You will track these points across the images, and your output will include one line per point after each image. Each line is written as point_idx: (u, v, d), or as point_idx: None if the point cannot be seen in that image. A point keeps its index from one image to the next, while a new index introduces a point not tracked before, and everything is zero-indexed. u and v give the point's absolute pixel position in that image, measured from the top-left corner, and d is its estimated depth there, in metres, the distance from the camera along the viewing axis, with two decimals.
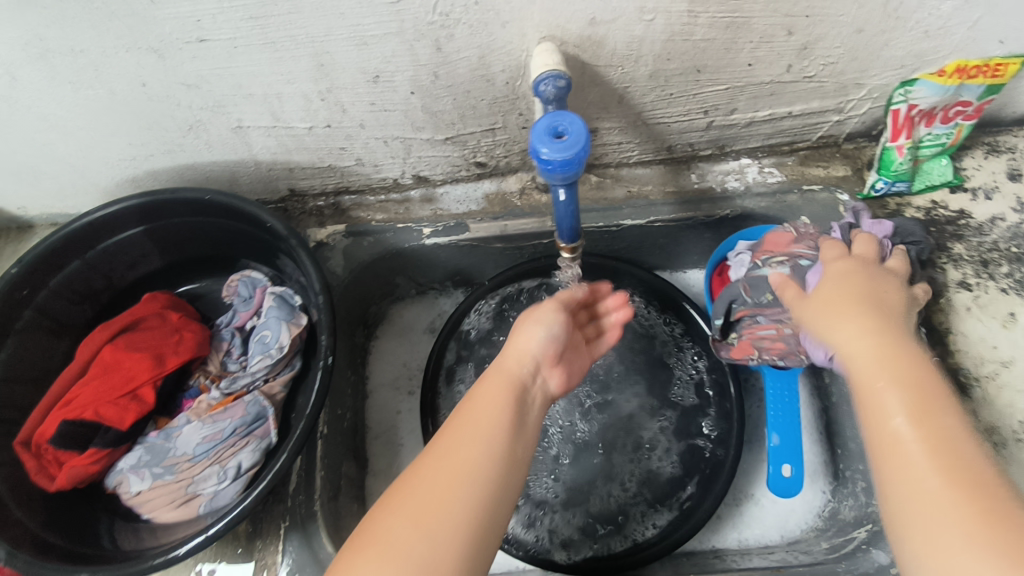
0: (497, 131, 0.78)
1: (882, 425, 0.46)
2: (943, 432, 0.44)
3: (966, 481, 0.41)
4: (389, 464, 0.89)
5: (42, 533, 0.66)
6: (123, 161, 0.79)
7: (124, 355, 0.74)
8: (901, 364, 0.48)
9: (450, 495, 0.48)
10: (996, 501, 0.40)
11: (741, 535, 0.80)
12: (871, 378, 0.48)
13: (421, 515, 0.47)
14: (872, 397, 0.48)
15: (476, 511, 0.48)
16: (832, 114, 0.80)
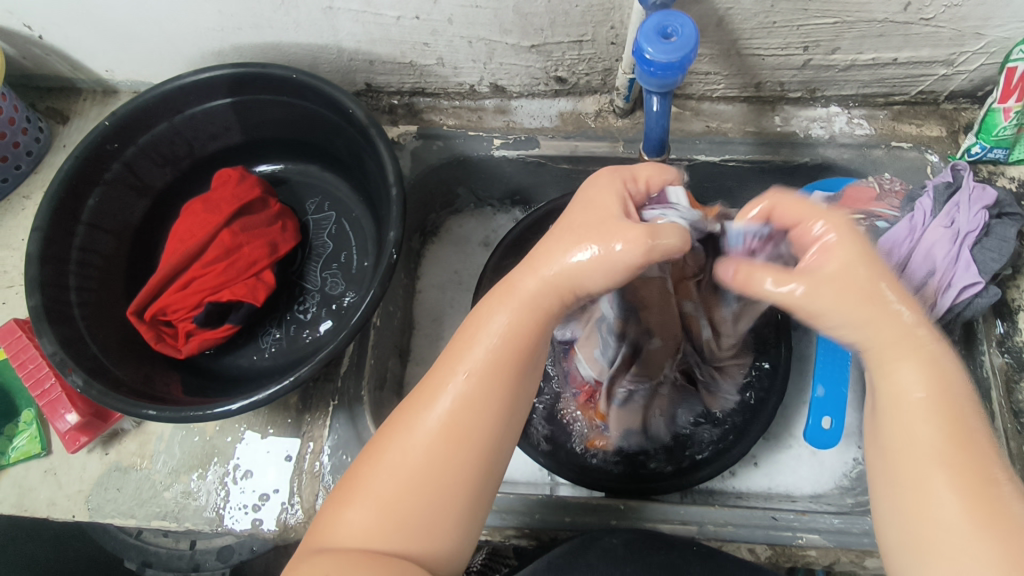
0: (585, 44, 0.75)
1: (896, 411, 0.47)
2: (940, 382, 0.47)
3: (983, 506, 0.42)
4: (432, 351, 0.91)
5: (112, 367, 0.67)
6: (211, 32, 0.78)
7: (239, 239, 0.73)
8: (929, 391, 0.47)
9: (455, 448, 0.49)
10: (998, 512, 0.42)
11: (775, 483, 0.80)
12: (898, 373, 0.47)
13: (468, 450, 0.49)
14: (891, 417, 0.47)
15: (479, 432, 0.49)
16: (939, 68, 0.75)
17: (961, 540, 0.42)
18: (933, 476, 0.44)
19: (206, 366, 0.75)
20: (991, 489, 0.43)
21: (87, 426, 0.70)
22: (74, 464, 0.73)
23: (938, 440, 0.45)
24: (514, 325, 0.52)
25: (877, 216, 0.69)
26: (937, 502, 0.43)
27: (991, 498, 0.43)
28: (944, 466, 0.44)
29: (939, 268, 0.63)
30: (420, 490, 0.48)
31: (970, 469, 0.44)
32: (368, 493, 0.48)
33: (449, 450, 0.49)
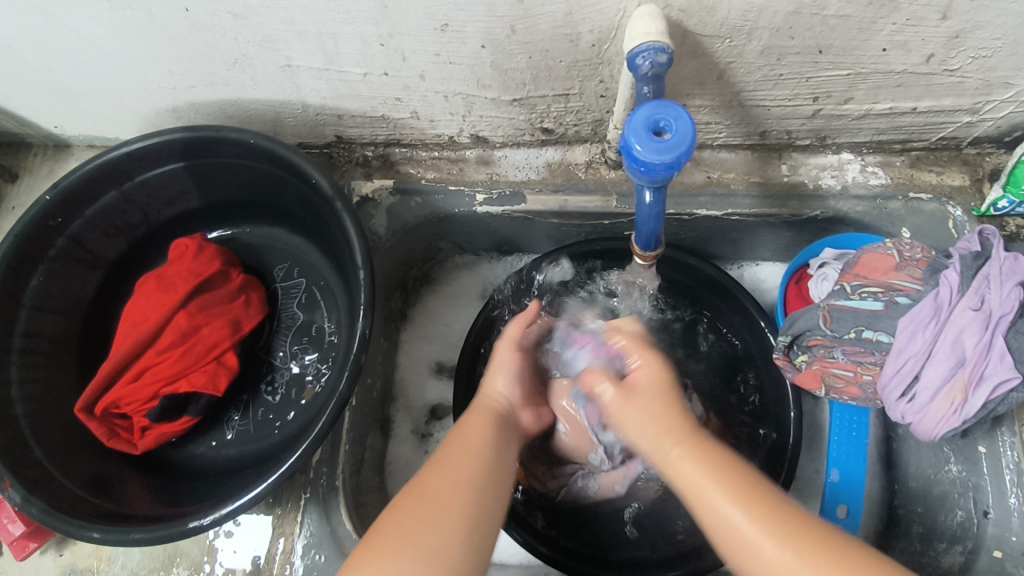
0: (572, 97, 0.68)
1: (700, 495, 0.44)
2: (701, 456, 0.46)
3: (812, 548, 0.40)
4: (416, 419, 0.85)
5: (58, 474, 0.61)
6: (163, 89, 0.71)
7: (196, 322, 0.66)
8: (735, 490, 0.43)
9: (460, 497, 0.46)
10: (802, 530, 0.41)
11: None
12: (666, 445, 0.47)
13: (471, 501, 0.46)
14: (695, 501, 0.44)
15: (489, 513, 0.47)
16: (964, 115, 0.68)
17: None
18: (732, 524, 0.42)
19: (167, 457, 0.69)
20: (781, 510, 0.42)
21: (35, 534, 0.65)
22: (26, 568, 0.68)
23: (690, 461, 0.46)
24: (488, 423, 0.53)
25: (897, 291, 0.61)
26: (755, 542, 0.41)
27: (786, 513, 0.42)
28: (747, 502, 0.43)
29: (969, 358, 0.57)
30: (430, 531, 0.44)
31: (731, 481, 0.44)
32: (386, 543, 0.44)
33: (458, 486, 0.47)
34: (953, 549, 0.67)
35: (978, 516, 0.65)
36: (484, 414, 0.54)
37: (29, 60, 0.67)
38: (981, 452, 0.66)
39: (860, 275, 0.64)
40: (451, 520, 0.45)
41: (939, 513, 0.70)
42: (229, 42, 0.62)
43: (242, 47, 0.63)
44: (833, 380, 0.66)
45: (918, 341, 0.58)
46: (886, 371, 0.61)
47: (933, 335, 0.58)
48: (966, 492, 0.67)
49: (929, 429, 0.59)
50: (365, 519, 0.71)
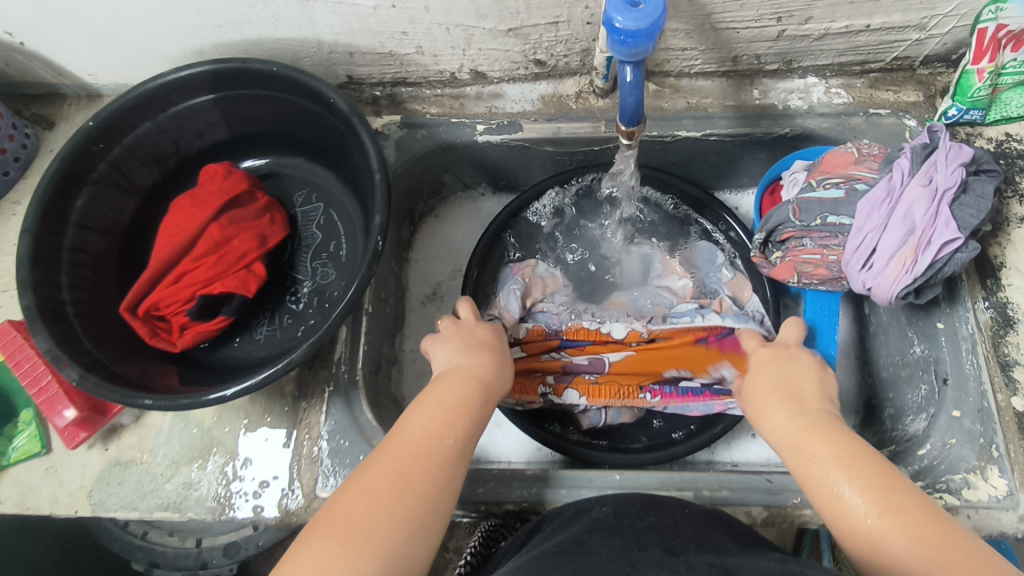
0: (561, 25, 0.76)
1: (837, 506, 0.50)
2: (845, 459, 0.52)
3: (906, 517, 0.47)
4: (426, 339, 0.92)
5: (108, 362, 0.68)
6: (192, 30, 0.79)
7: (228, 233, 0.73)
8: (866, 486, 0.50)
9: (387, 513, 0.49)
10: (907, 514, 0.47)
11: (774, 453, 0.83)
12: (803, 449, 0.55)
13: (420, 492, 0.52)
14: (834, 503, 0.51)
15: (427, 510, 0.51)
16: (912, 32, 0.76)
17: (923, 561, 0.45)
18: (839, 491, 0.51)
19: (201, 360, 0.75)
20: (912, 505, 0.48)
21: (85, 421, 0.71)
22: (75, 462, 0.74)
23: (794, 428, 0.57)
24: (460, 397, 0.60)
25: (857, 180, 0.69)
26: (885, 538, 0.47)
27: (884, 472, 0.50)
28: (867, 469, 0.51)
29: (919, 226, 0.63)
30: (375, 514, 0.49)
31: (850, 451, 0.53)
32: (335, 516, 0.49)
33: (420, 463, 0.53)
34: (920, 418, 0.73)
35: (938, 384, 0.72)
36: (452, 386, 0.61)
37: (72, 2, 0.74)
38: (940, 328, 0.73)
39: (825, 171, 0.72)
40: (408, 511, 0.50)
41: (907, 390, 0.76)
42: None
43: None
44: (803, 266, 0.73)
45: (874, 217, 0.66)
46: (847, 249, 0.68)
47: (887, 212, 0.65)
48: (929, 367, 0.74)
49: (885, 297, 0.66)
50: (382, 412, 0.78)
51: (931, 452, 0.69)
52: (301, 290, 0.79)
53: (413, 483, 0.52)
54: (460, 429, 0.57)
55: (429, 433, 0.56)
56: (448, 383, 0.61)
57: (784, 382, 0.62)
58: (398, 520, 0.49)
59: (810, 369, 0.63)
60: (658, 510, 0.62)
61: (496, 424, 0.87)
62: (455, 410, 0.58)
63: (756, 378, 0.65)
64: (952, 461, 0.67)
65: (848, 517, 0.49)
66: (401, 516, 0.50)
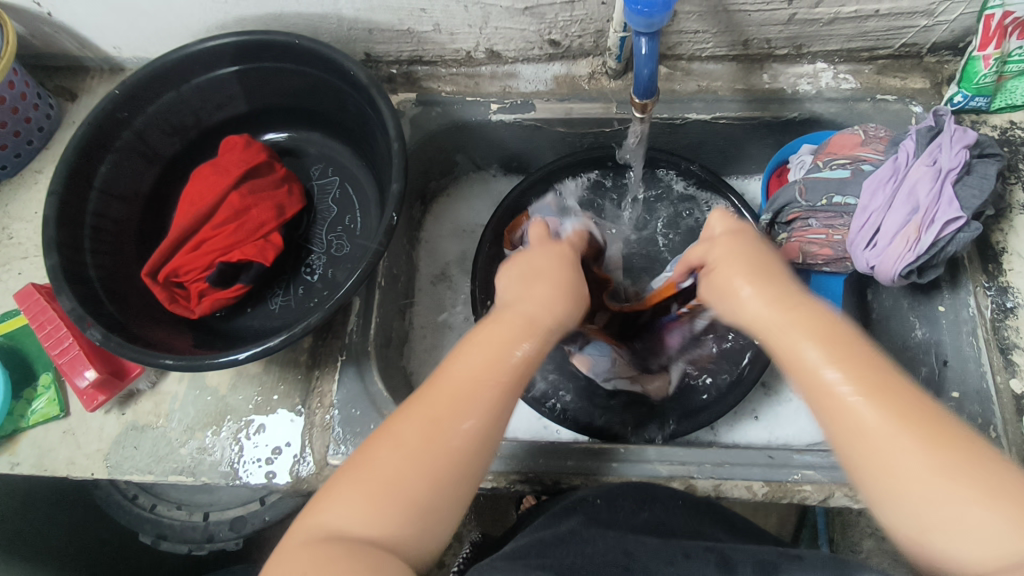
0: (577, 5, 0.77)
1: (856, 442, 0.41)
2: (883, 391, 0.41)
3: (944, 453, 0.39)
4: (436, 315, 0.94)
5: (130, 326, 0.69)
6: (214, 4, 0.80)
7: (247, 202, 0.75)
8: (888, 421, 0.41)
9: (416, 471, 0.44)
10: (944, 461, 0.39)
11: (775, 432, 0.85)
12: (822, 384, 0.43)
13: (459, 451, 0.45)
14: (852, 441, 0.41)
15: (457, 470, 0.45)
16: (921, 20, 0.78)
17: (921, 483, 0.39)
18: (846, 399, 0.42)
19: (218, 328, 0.77)
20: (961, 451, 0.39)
21: (104, 385, 0.73)
22: (91, 425, 0.76)
23: (830, 344, 0.44)
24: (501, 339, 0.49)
25: (863, 161, 0.71)
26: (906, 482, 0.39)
27: (913, 411, 0.41)
28: (881, 383, 0.42)
29: (923, 204, 0.64)
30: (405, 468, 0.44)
31: (898, 401, 0.41)
32: (369, 460, 0.44)
33: (432, 456, 0.44)
34: None
35: (939, 365, 0.74)
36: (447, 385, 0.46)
37: None
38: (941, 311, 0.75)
39: (832, 152, 0.73)
40: (436, 477, 0.44)
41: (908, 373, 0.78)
42: None
43: None
44: (809, 246, 0.74)
45: (879, 196, 0.67)
46: (851, 228, 0.69)
47: (892, 190, 0.66)
48: (929, 350, 0.76)
49: (886, 276, 0.67)
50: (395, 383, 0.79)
51: None
52: (317, 262, 0.81)
53: (437, 434, 0.45)
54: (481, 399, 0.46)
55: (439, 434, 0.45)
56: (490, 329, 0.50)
57: (753, 260, 0.51)
58: (425, 482, 0.44)
59: (764, 317, 0.48)
60: (652, 503, 0.63)
61: None
62: (479, 346, 0.48)
63: (724, 305, 0.52)
64: None
65: (850, 436, 0.41)
66: (437, 479, 0.44)
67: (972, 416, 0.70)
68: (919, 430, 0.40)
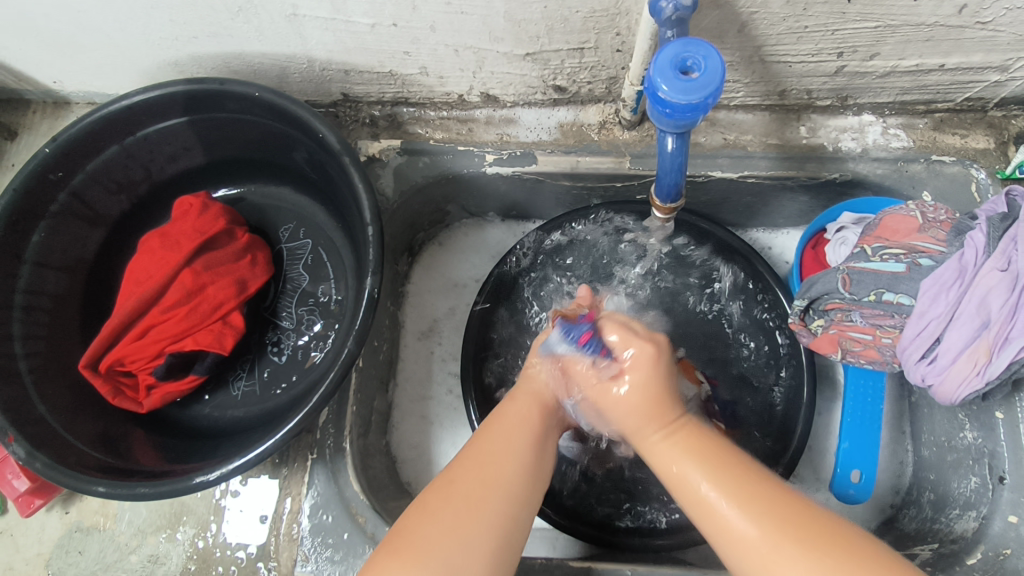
0: (587, 52, 0.66)
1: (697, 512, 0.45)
2: (737, 481, 0.44)
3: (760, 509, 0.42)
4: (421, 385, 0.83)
5: (65, 432, 0.60)
6: (164, 41, 0.69)
7: (202, 280, 0.65)
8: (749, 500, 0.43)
9: (478, 515, 0.45)
10: (780, 511, 0.42)
11: None
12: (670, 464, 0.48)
13: (504, 506, 0.46)
14: (695, 502, 0.45)
15: (510, 520, 0.46)
16: (992, 74, 0.66)
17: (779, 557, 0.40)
18: (720, 512, 0.44)
19: (172, 418, 0.68)
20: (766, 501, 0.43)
21: (41, 489, 0.65)
22: (32, 525, 0.67)
23: (724, 482, 0.44)
24: (539, 405, 0.54)
25: (921, 253, 0.60)
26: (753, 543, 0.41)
27: (799, 512, 0.42)
28: (727, 497, 0.44)
29: (995, 320, 0.54)
30: (458, 534, 0.44)
31: (748, 487, 0.44)
32: (411, 547, 0.43)
33: (489, 491, 0.46)
34: (968, 515, 0.66)
35: (994, 482, 0.64)
36: (529, 400, 0.54)
37: (27, 7, 0.65)
38: (999, 418, 0.64)
39: (882, 237, 0.62)
40: (489, 509, 0.45)
41: (953, 480, 0.68)
42: None
43: None
44: (850, 343, 0.65)
45: (941, 302, 0.57)
46: (905, 335, 0.59)
47: (956, 297, 0.56)
48: (982, 458, 0.66)
49: (947, 394, 0.58)
50: (372, 480, 0.70)
51: (983, 563, 0.62)
52: (285, 340, 0.71)
53: (482, 509, 0.45)
54: (514, 438, 0.51)
55: (498, 457, 0.49)
56: (518, 412, 0.53)
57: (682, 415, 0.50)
58: (482, 533, 0.44)
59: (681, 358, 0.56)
60: None
61: None
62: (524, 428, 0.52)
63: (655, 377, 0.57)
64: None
65: (735, 548, 0.42)
66: (494, 527, 0.45)
67: None
68: (804, 543, 0.40)
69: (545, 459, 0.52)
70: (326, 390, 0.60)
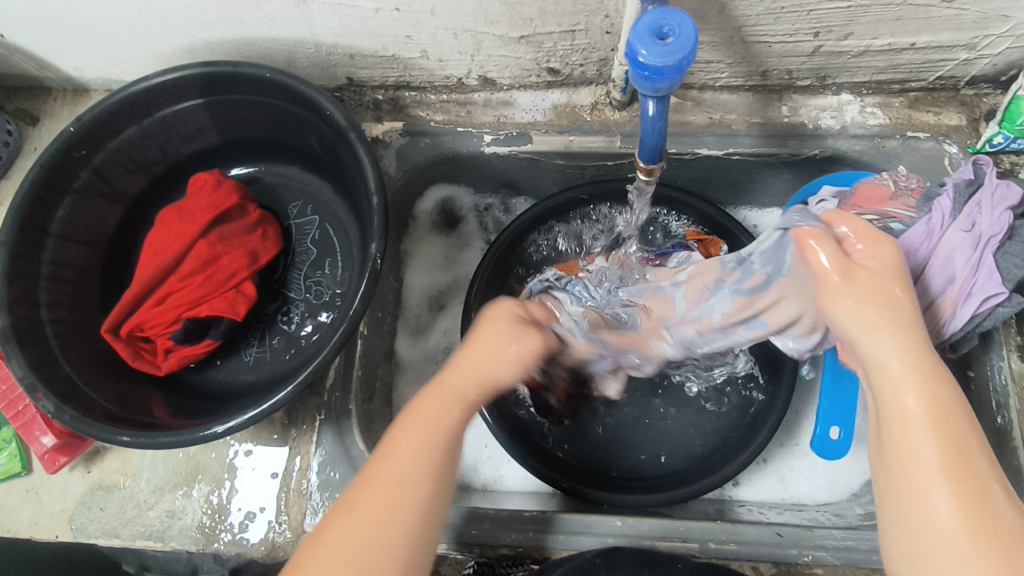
0: (578, 34, 0.70)
1: (896, 422, 0.45)
2: (954, 446, 0.43)
3: (968, 485, 0.42)
4: (424, 357, 0.87)
5: (88, 390, 0.64)
6: (180, 27, 0.73)
7: (217, 250, 0.69)
8: (947, 439, 0.44)
9: (384, 528, 0.46)
10: (975, 479, 0.42)
11: (785, 493, 0.78)
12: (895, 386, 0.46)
13: (403, 523, 0.47)
14: (892, 420, 0.46)
15: (425, 512, 0.48)
16: (961, 52, 0.70)
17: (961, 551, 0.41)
18: (924, 469, 0.43)
19: (188, 382, 0.72)
20: (978, 480, 0.42)
21: (65, 447, 0.69)
22: (56, 483, 0.71)
23: (942, 435, 0.44)
24: (445, 416, 0.51)
25: (892, 219, 0.64)
26: (937, 502, 0.42)
27: (994, 506, 0.42)
28: (938, 451, 0.43)
29: (959, 276, 0.58)
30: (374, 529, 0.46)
31: (967, 453, 0.43)
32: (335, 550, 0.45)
33: (394, 508, 0.47)
34: None
35: None
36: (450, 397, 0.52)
37: None
38: (970, 377, 0.68)
39: (858, 204, 0.66)
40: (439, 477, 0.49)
41: None
42: None
43: None
44: None
45: (909, 262, 0.60)
46: None
47: (924, 256, 0.60)
48: None
49: None
50: (377, 441, 0.74)
51: None
52: (294, 309, 0.75)
53: (383, 533, 0.46)
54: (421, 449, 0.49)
55: (413, 449, 0.49)
56: (429, 399, 0.51)
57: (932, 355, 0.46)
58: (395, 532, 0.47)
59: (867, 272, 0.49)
60: None
61: (493, 452, 0.83)
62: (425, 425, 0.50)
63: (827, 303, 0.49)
64: None
65: (923, 533, 0.43)
66: (401, 525, 0.47)
67: None
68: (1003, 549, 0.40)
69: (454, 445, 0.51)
70: (339, 339, 0.65)
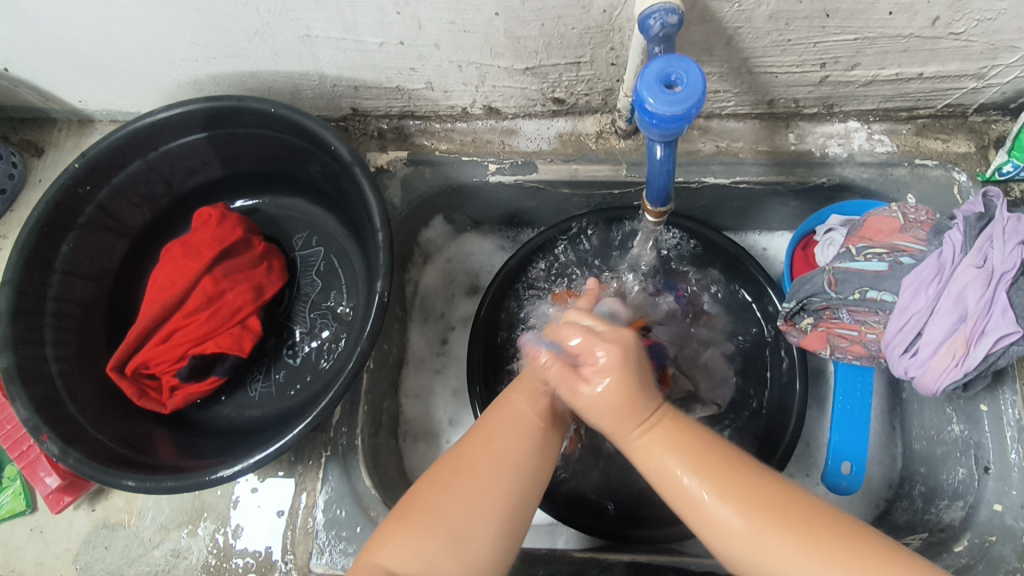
0: (583, 65, 0.70)
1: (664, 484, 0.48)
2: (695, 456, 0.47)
3: (743, 496, 0.45)
4: (429, 385, 0.87)
5: (94, 430, 0.64)
6: (185, 62, 0.73)
7: (222, 286, 0.69)
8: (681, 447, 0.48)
9: (481, 492, 0.48)
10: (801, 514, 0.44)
11: None
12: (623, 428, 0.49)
13: (506, 490, 0.49)
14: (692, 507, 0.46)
15: (518, 486, 0.49)
16: (969, 81, 0.70)
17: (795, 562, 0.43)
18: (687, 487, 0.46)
19: (194, 418, 0.72)
20: (799, 509, 0.44)
21: (70, 487, 0.69)
22: (60, 522, 0.71)
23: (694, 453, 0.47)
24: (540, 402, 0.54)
25: (902, 252, 0.63)
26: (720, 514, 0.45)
27: (830, 527, 0.43)
28: (714, 473, 0.46)
29: (971, 314, 0.57)
30: (468, 513, 0.47)
31: (704, 456, 0.47)
32: (422, 515, 0.47)
33: (500, 463, 0.49)
34: (955, 505, 0.68)
35: (980, 472, 0.67)
36: (526, 383, 0.55)
37: (58, 32, 0.69)
38: (984, 411, 0.68)
39: (866, 237, 0.65)
40: (530, 463, 0.50)
41: (941, 472, 0.71)
42: (249, 12, 0.64)
43: (263, 16, 0.64)
44: (837, 340, 0.68)
45: (920, 298, 0.60)
46: (888, 330, 0.62)
47: (936, 293, 0.59)
48: (968, 450, 0.69)
49: (928, 387, 0.61)
50: (383, 477, 0.73)
51: (969, 550, 0.64)
52: (299, 343, 0.75)
53: (489, 487, 0.48)
54: (523, 428, 0.52)
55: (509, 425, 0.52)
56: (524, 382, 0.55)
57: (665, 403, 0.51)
58: (492, 512, 0.48)
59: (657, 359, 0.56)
60: None
61: None
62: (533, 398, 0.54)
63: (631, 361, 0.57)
64: (991, 561, 0.63)
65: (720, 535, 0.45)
66: (499, 500, 0.48)
67: (1015, 533, 0.63)
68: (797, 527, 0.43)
69: (552, 432, 0.53)
70: (340, 387, 0.63)
